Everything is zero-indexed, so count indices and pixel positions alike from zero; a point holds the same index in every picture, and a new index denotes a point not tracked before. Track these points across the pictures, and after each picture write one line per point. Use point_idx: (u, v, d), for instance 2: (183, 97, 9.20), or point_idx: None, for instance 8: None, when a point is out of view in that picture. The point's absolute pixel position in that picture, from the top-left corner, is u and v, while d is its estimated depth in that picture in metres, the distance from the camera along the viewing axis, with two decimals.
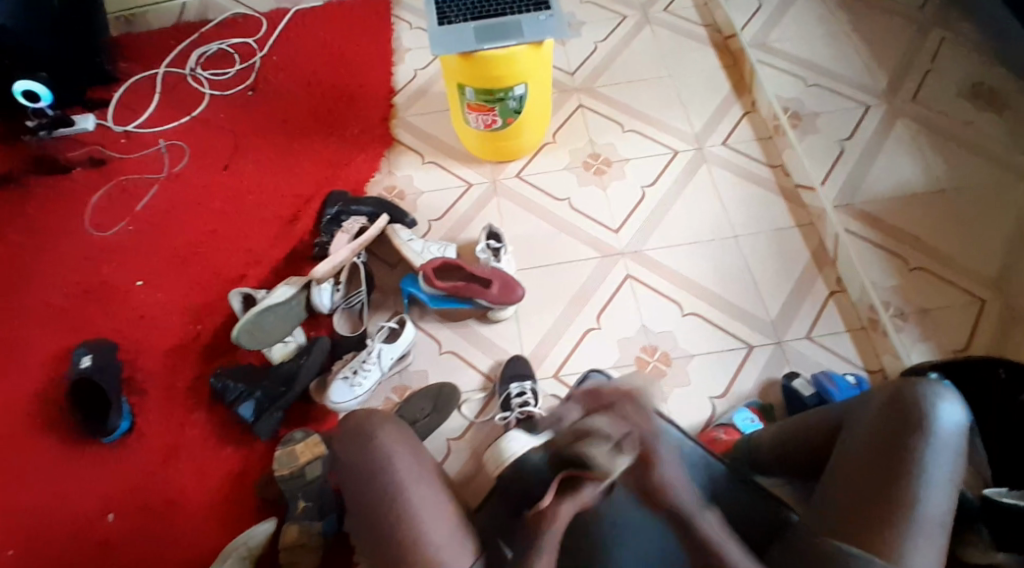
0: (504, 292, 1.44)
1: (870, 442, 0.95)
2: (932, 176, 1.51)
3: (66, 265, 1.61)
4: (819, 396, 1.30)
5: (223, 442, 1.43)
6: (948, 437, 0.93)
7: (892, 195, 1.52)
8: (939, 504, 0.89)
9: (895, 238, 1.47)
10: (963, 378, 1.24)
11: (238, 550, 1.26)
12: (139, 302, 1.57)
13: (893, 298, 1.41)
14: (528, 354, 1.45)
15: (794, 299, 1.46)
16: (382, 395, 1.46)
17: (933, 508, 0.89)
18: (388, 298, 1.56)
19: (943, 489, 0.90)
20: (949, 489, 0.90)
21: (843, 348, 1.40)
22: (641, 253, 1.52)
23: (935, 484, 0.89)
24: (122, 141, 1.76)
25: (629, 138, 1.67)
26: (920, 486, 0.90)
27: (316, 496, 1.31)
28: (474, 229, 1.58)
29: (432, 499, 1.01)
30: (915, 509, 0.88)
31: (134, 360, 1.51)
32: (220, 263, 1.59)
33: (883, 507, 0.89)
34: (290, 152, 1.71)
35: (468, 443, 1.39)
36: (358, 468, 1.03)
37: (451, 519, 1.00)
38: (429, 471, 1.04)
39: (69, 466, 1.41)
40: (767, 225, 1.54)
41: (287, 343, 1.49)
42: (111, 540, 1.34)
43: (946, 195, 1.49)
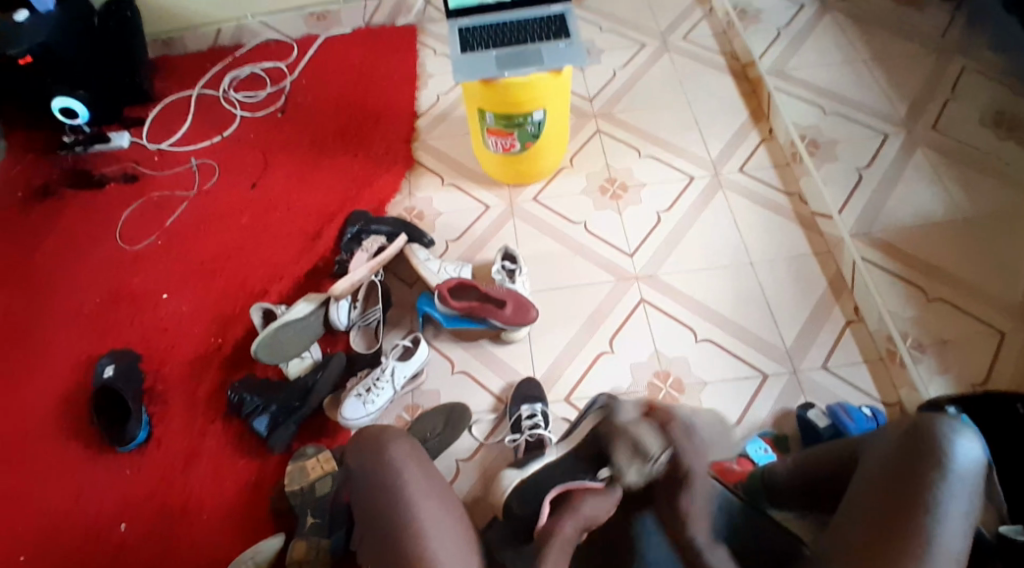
0: (517, 313, 1.45)
1: (885, 475, 0.93)
2: (954, 208, 1.49)
3: (96, 277, 1.66)
4: (834, 428, 1.28)
5: (238, 454, 1.45)
6: (966, 470, 0.90)
7: (913, 224, 1.50)
8: (953, 539, 0.87)
9: (915, 268, 1.45)
10: (982, 413, 1.22)
11: (244, 565, 1.28)
12: (163, 314, 1.61)
13: (912, 330, 1.39)
14: (540, 376, 1.45)
15: (810, 328, 1.44)
16: (394, 413, 1.47)
17: (945, 541, 0.86)
18: (404, 317, 1.58)
19: (958, 522, 0.87)
20: (966, 520, 0.88)
21: (860, 379, 1.38)
22: (655, 277, 1.52)
23: (949, 518, 0.87)
24: (155, 159, 1.82)
25: (646, 163, 1.68)
26: (932, 518, 0.87)
27: (325, 512, 1.33)
28: (490, 250, 1.60)
29: (433, 513, 1.01)
30: (924, 539, 0.86)
31: (156, 370, 1.54)
32: (243, 279, 1.63)
33: (894, 540, 0.87)
34: (314, 172, 1.76)
35: (478, 463, 1.40)
36: (366, 489, 1.04)
37: (451, 536, 1.00)
38: (430, 486, 1.05)
39: (88, 472, 1.45)
40: (785, 252, 1.53)
41: (304, 358, 1.51)
42: (125, 547, 1.37)
43: (970, 226, 1.47)
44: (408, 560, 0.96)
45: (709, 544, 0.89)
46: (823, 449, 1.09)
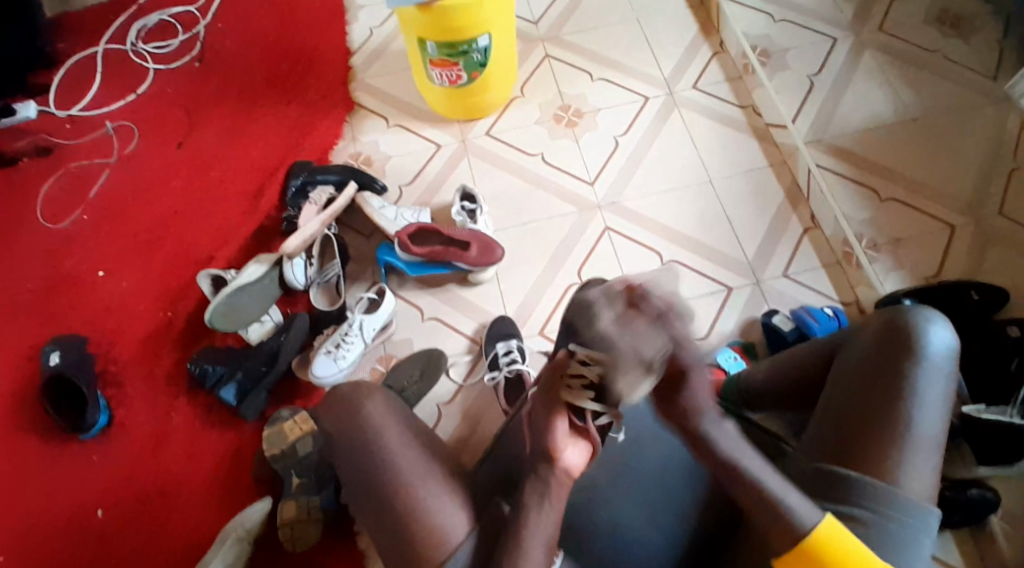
0: (483, 253, 1.42)
1: (864, 368, 0.99)
2: (901, 106, 1.53)
3: (23, 261, 1.53)
4: (799, 330, 1.33)
5: (209, 426, 1.41)
6: (940, 360, 0.97)
7: (863, 127, 1.53)
8: (932, 424, 0.94)
9: (867, 170, 1.49)
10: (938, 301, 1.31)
11: (235, 531, 1.25)
12: (103, 292, 1.51)
13: (866, 231, 1.44)
14: (513, 314, 1.44)
15: (771, 237, 1.47)
16: (368, 366, 1.44)
17: (927, 426, 0.93)
18: (365, 269, 1.52)
19: (935, 408, 0.94)
20: (943, 408, 0.95)
21: (818, 282, 1.43)
22: (618, 204, 1.51)
23: (928, 405, 0.94)
24: (68, 129, 1.66)
25: (599, 87, 1.63)
26: (914, 408, 0.94)
27: (311, 470, 1.33)
28: (447, 191, 1.55)
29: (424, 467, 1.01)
30: (909, 433, 0.93)
31: (107, 352, 1.46)
32: (186, 246, 1.54)
33: (879, 427, 0.94)
34: (246, 125, 1.64)
35: (460, 405, 1.39)
36: (363, 465, 1.01)
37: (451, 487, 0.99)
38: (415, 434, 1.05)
39: (52, 466, 1.38)
40: (742, 166, 1.53)
41: (264, 322, 1.46)
42: (104, 534, 1.32)
43: (917, 123, 1.51)
44: (413, 519, 0.96)
45: None
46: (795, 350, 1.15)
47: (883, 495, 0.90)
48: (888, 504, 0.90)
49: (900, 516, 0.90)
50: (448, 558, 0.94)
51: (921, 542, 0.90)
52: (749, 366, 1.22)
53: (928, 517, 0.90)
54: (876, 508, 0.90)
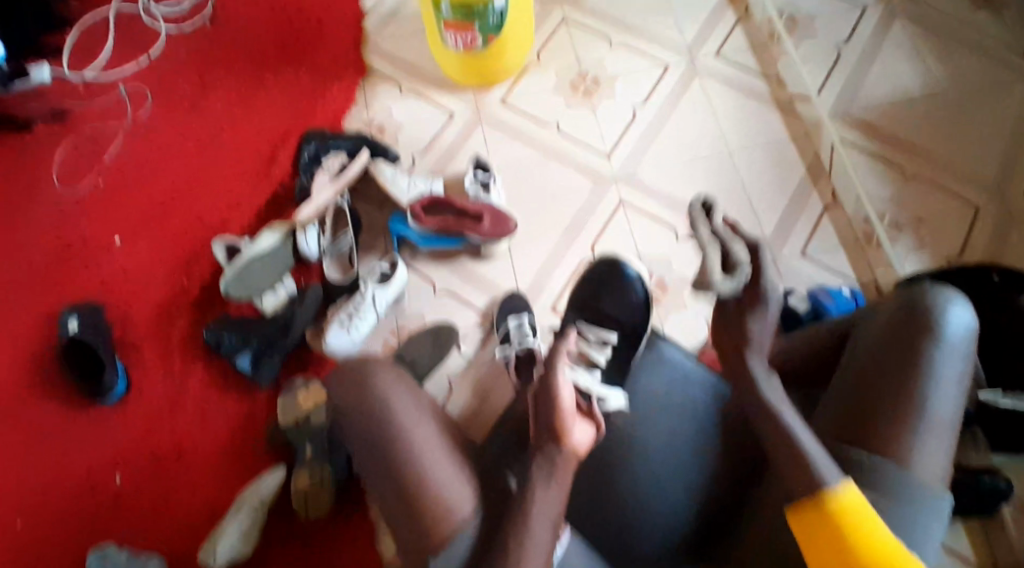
0: (496, 225, 1.41)
1: (880, 345, 0.98)
2: (933, 79, 1.48)
3: (40, 227, 1.54)
4: (814, 312, 1.31)
5: (224, 393, 1.43)
6: (958, 340, 0.96)
7: (891, 99, 1.48)
8: (948, 405, 0.93)
9: (892, 146, 1.44)
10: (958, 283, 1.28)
11: (250, 502, 1.31)
12: (119, 258, 1.52)
13: (888, 209, 1.41)
14: (525, 288, 1.44)
15: (791, 213, 1.43)
16: (380, 338, 1.44)
17: (942, 408, 0.92)
18: (377, 239, 1.52)
19: (951, 387, 0.94)
20: (959, 388, 0.94)
21: (837, 262, 1.40)
22: (634, 177, 1.48)
23: (944, 387, 0.93)
24: (81, 92, 1.65)
25: (618, 53, 1.59)
26: (929, 389, 0.93)
27: (323, 441, 1.35)
28: (460, 161, 1.53)
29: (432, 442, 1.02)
30: (924, 412, 0.92)
31: (124, 318, 1.48)
32: (199, 213, 1.54)
33: (892, 407, 0.93)
34: (258, 89, 1.62)
35: (471, 378, 1.40)
36: (370, 450, 1.02)
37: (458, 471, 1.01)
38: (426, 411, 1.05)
39: (73, 429, 1.41)
40: (764, 137, 1.49)
41: (278, 293, 1.45)
42: (124, 495, 1.36)
43: (947, 97, 1.46)
44: (419, 502, 0.97)
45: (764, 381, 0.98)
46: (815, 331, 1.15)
47: (893, 475, 0.90)
48: (897, 484, 0.90)
49: (909, 498, 0.89)
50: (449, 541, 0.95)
51: (931, 524, 0.90)
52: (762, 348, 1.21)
53: (940, 498, 0.90)
54: (885, 489, 0.90)
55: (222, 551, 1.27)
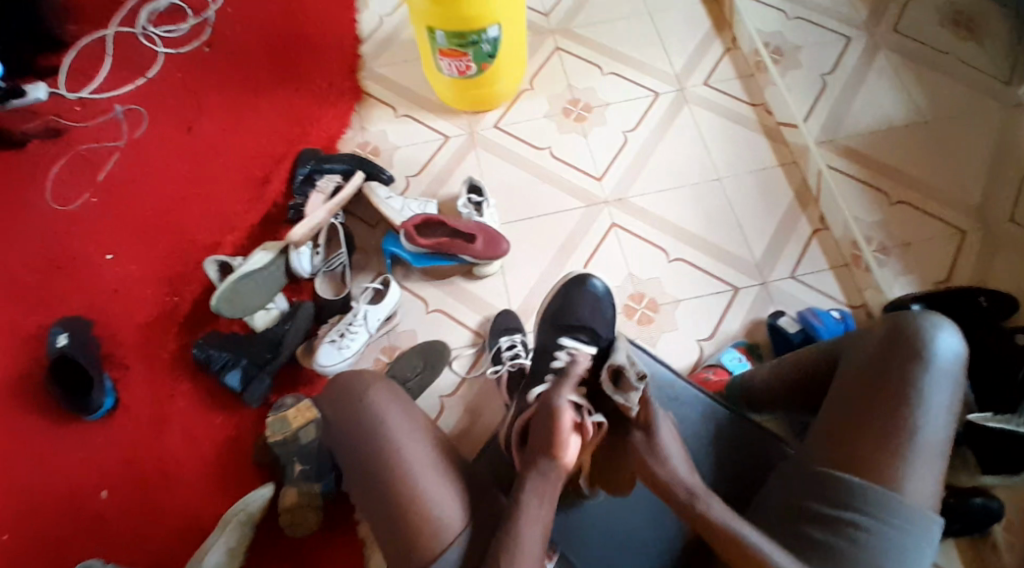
0: (489, 247, 1.42)
1: (869, 371, 0.99)
2: (916, 109, 1.51)
3: (31, 244, 1.54)
4: (804, 332, 1.33)
5: (213, 411, 1.42)
6: (946, 365, 0.96)
7: (875, 129, 1.52)
8: (937, 430, 0.94)
9: (876, 172, 1.48)
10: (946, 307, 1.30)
11: (238, 515, 1.27)
12: (110, 276, 1.51)
13: (875, 234, 1.43)
14: (518, 308, 1.44)
15: (779, 237, 1.47)
16: (372, 356, 1.45)
17: (931, 433, 0.93)
18: (371, 259, 1.52)
19: (941, 413, 0.94)
20: (948, 413, 0.95)
21: (824, 285, 1.43)
22: (625, 200, 1.51)
23: (934, 413, 0.94)
24: (78, 112, 1.67)
25: (609, 81, 1.62)
26: (919, 416, 0.94)
27: (313, 458, 1.34)
28: (454, 183, 1.55)
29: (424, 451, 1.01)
30: (915, 438, 0.93)
31: (113, 335, 1.47)
32: (192, 232, 1.54)
33: (882, 433, 0.94)
34: (254, 111, 1.64)
35: (462, 397, 1.40)
36: (362, 459, 1.02)
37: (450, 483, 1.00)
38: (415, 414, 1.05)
39: (58, 447, 1.39)
40: (751, 165, 1.53)
41: (270, 310, 1.47)
42: (108, 515, 1.34)
43: (930, 125, 1.50)
44: (411, 514, 0.97)
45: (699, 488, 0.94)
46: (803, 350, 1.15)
47: (884, 501, 0.91)
48: (888, 510, 0.91)
49: (900, 523, 0.91)
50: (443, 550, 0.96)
51: (921, 547, 0.91)
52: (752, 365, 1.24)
53: (930, 523, 0.92)
54: (876, 515, 0.91)
55: (208, 565, 1.23)
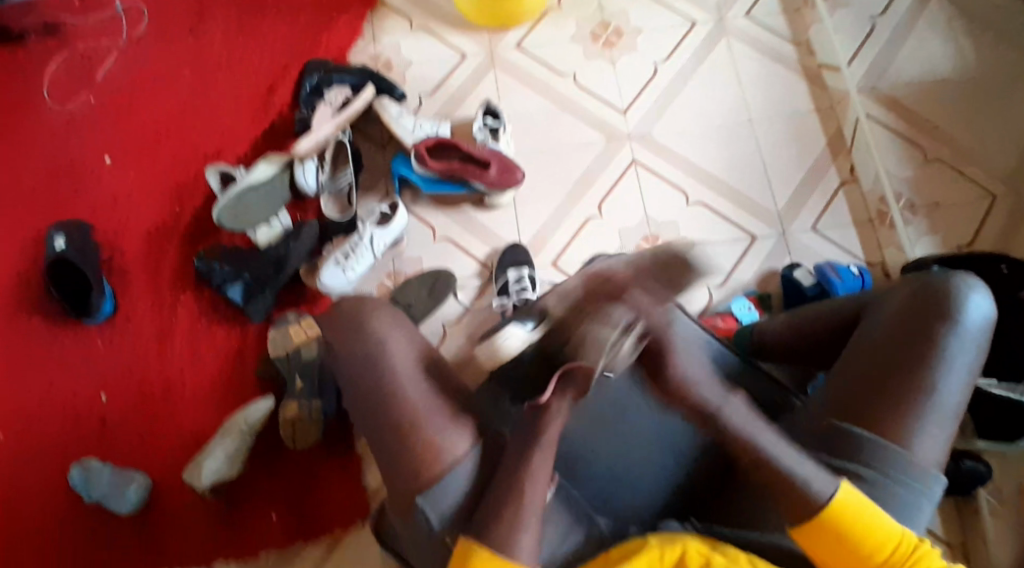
0: (502, 175, 1.38)
1: (894, 327, 0.96)
2: (962, 63, 1.45)
3: (29, 142, 1.49)
4: (819, 286, 1.29)
5: (214, 323, 1.41)
6: (973, 328, 0.94)
7: (919, 79, 1.45)
8: (954, 391, 0.92)
9: (915, 125, 1.42)
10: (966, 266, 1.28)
11: (239, 425, 1.29)
12: (110, 182, 1.47)
13: (904, 190, 1.38)
14: (528, 242, 1.40)
15: (805, 187, 1.41)
16: (376, 280, 1.40)
17: (948, 395, 0.91)
18: (378, 181, 1.47)
19: (960, 375, 0.92)
20: (967, 377, 0.93)
21: (846, 240, 1.37)
22: (648, 137, 1.44)
23: (954, 374, 0.92)
24: (78, 5, 1.59)
25: (643, 8, 1.54)
26: (938, 375, 0.92)
27: (314, 375, 1.33)
28: (470, 105, 1.48)
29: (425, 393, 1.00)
30: (930, 398, 0.91)
31: (113, 242, 1.44)
32: (195, 140, 1.49)
33: (897, 390, 0.92)
34: (262, 16, 1.56)
35: (465, 327, 1.37)
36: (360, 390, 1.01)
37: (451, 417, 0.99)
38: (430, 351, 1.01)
39: (58, 351, 1.39)
40: (786, 108, 1.45)
41: (273, 226, 1.42)
42: (111, 418, 1.35)
43: (977, 83, 1.43)
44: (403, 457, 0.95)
45: (720, 399, 0.92)
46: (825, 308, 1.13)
47: (892, 456, 0.89)
48: (895, 466, 0.89)
49: (905, 481, 0.89)
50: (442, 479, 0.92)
51: (921, 507, 0.90)
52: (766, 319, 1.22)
53: (933, 482, 0.90)
54: (882, 470, 0.89)
55: (208, 470, 1.26)
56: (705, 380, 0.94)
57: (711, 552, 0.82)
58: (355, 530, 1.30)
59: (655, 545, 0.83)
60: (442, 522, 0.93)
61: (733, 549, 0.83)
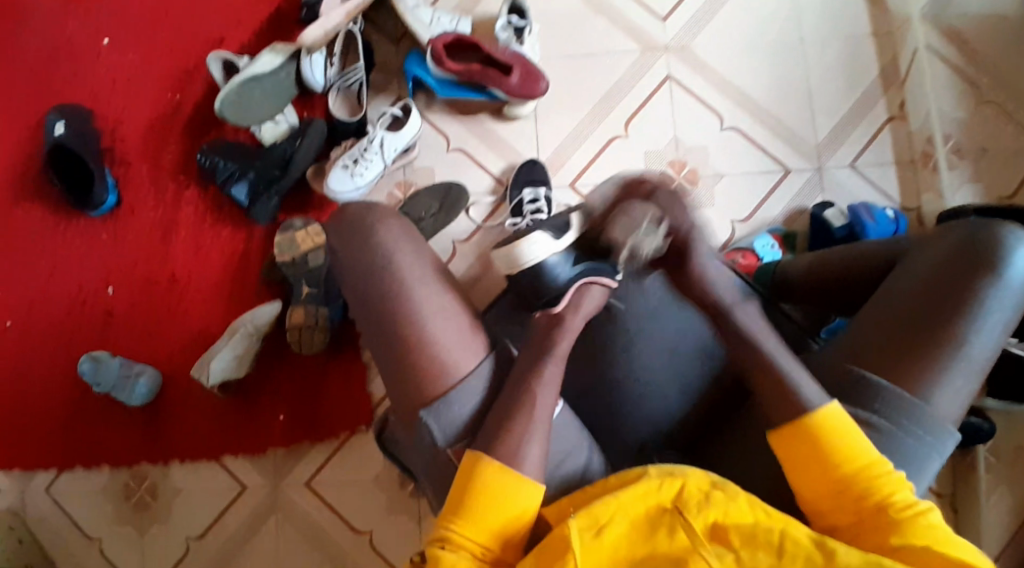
0: (525, 82, 1.26)
1: (930, 270, 0.86)
2: None
3: (26, 16, 1.40)
4: (850, 228, 1.21)
5: (219, 222, 1.34)
6: (1016, 281, 0.84)
7: (984, 12, 1.34)
8: (985, 346, 0.83)
9: (975, 62, 1.32)
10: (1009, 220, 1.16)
11: (244, 327, 1.24)
12: (110, 64, 1.39)
13: (954, 132, 1.29)
14: (546, 159, 1.32)
15: (850, 118, 1.31)
16: (385, 191, 1.34)
17: (978, 347, 0.82)
18: (391, 81, 1.37)
19: (995, 330, 0.83)
20: (1002, 333, 0.84)
21: (884, 180, 1.29)
22: (687, 50, 1.34)
23: (987, 326, 0.83)
24: None
25: None
26: (969, 325, 0.82)
27: (321, 283, 1.27)
28: (493, 3, 1.37)
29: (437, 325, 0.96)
30: (958, 351, 0.82)
31: (113, 130, 1.37)
32: (198, 22, 1.40)
33: (924, 340, 0.83)
34: None
35: (476, 246, 1.31)
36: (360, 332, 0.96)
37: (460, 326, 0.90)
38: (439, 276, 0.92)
39: (58, 240, 1.35)
40: (840, 28, 1.34)
41: (279, 123, 1.33)
42: (117, 310, 1.32)
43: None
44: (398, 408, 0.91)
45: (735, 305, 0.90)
46: (852, 246, 1.02)
47: (908, 408, 0.81)
48: (910, 416, 0.81)
49: (918, 432, 0.82)
50: (447, 395, 0.86)
51: (929, 465, 0.83)
52: (792, 256, 1.12)
53: (946, 439, 0.83)
54: (894, 420, 0.82)
55: (214, 370, 1.22)
56: (724, 284, 0.92)
57: (712, 489, 0.76)
58: (360, 434, 1.28)
59: (656, 477, 0.77)
60: (448, 439, 0.87)
61: (734, 487, 0.77)
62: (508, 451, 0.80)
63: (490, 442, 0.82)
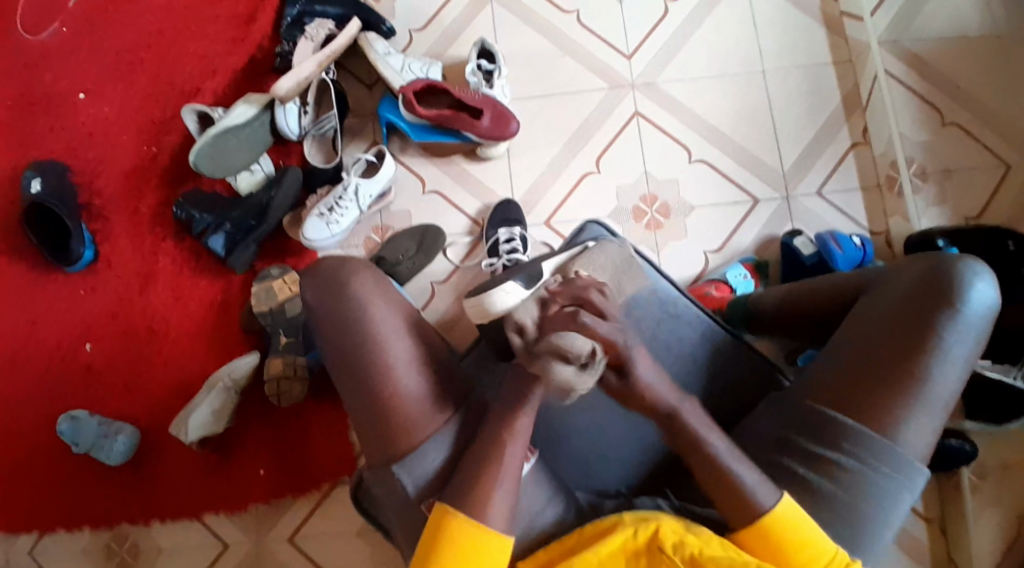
0: (496, 125, 1.29)
1: (891, 310, 0.87)
2: (991, 20, 1.37)
3: (1, 73, 1.42)
4: (819, 256, 1.23)
5: (197, 273, 1.35)
6: (976, 318, 0.85)
7: (944, 36, 1.37)
8: (948, 383, 0.84)
9: (934, 84, 1.35)
10: (972, 247, 1.20)
11: (223, 381, 1.24)
12: (84, 118, 1.40)
13: (918, 156, 1.32)
14: (520, 198, 1.34)
15: (815, 146, 1.34)
16: (362, 234, 1.35)
17: (943, 386, 0.84)
18: (365, 125, 1.40)
19: (957, 366, 0.85)
20: (964, 369, 0.85)
21: (852, 206, 1.32)
22: (653, 87, 1.37)
23: (950, 364, 0.84)
24: None
25: None
26: (934, 364, 0.84)
27: (299, 331, 1.28)
28: (463, 46, 1.40)
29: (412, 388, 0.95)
30: (922, 389, 0.84)
31: (89, 183, 1.38)
32: (172, 74, 1.41)
33: (889, 380, 0.84)
34: None
35: (454, 286, 1.32)
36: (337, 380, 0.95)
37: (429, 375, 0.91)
38: (411, 324, 0.94)
39: (36, 296, 1.35)
40: (801, 58, 1.37)
41: (254, 172, 1.35)
42: (95, 365, 1.32)
43: (1005, 42, 1.36)
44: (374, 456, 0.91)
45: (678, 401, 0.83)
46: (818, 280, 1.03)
47: (877, 447, 0.83)
48: (881, 454, 0.83)
49: (888, 469, 0.83)
50: (421, 446, 0.88)
51: (902, 499, 0.84)
52: (762, 288, 1.13)
53: (917, 475, 0.84)
54: (865, 459, 0.83)
55: (192, 425, 1.22)
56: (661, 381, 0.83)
57: (685, 532, 0.79)
58: (342, 484, 1.27)
59: (630, 523, 0.80)
60: (419, 489, 0.87)
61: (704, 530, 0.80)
62: (487, 494, 0.82)
63: (467, 489, 0.82)
